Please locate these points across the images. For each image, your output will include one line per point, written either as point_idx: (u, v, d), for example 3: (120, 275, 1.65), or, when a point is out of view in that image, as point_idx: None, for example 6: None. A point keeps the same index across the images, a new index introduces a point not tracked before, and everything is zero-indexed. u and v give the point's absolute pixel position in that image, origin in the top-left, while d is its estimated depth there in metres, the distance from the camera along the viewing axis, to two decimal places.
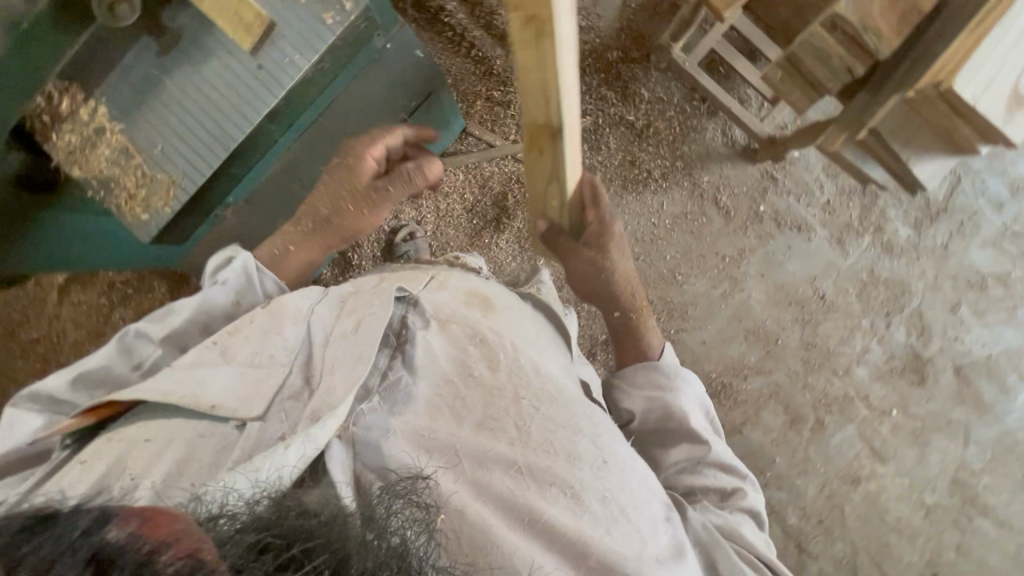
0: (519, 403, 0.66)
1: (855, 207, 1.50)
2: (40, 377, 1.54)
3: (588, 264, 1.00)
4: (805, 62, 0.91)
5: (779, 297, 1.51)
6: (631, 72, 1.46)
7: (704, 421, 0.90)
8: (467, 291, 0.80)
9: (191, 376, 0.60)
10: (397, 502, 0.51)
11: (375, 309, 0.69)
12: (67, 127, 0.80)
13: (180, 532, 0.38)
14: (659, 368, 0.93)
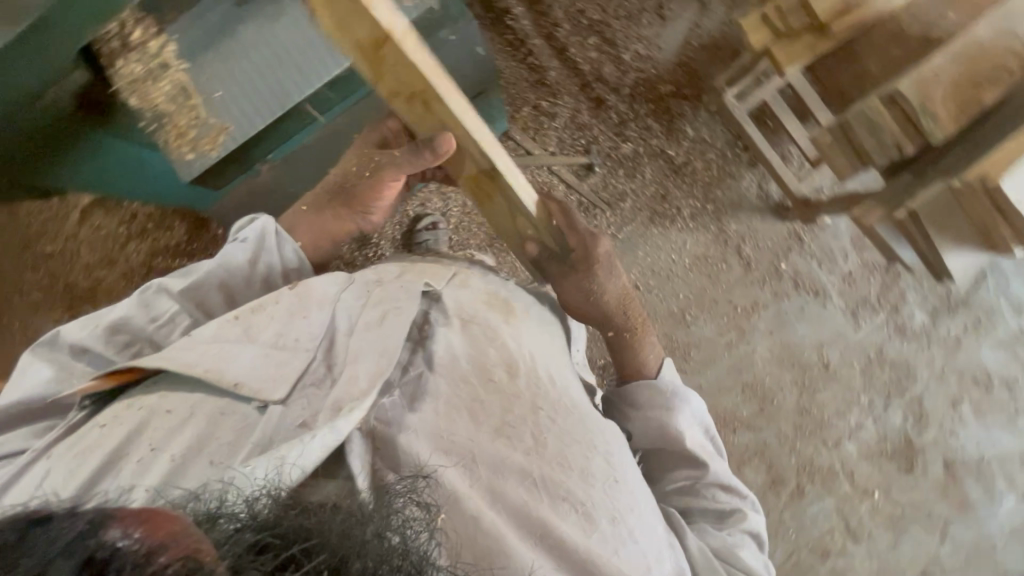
0: (537, 413, 0.66)
1: (875, 283, 1.49)
2: (45, 292, 1.56)
3: (577, 287, 0.92)
4: (856, 132, 0.89)
5: (783, 357, 1.50)
6: (680, 108, 1.47)
7: (702, 441, 0.90)
8: (489, 292, 0.79)
9: (217, 351, 0.62)
10: (406, 503, 0.50)
11: (406, 301, 0.71)
12: (133, 57, 0.68)
13: (177, 536, 0.36)
14: (659, 386, 0.92)
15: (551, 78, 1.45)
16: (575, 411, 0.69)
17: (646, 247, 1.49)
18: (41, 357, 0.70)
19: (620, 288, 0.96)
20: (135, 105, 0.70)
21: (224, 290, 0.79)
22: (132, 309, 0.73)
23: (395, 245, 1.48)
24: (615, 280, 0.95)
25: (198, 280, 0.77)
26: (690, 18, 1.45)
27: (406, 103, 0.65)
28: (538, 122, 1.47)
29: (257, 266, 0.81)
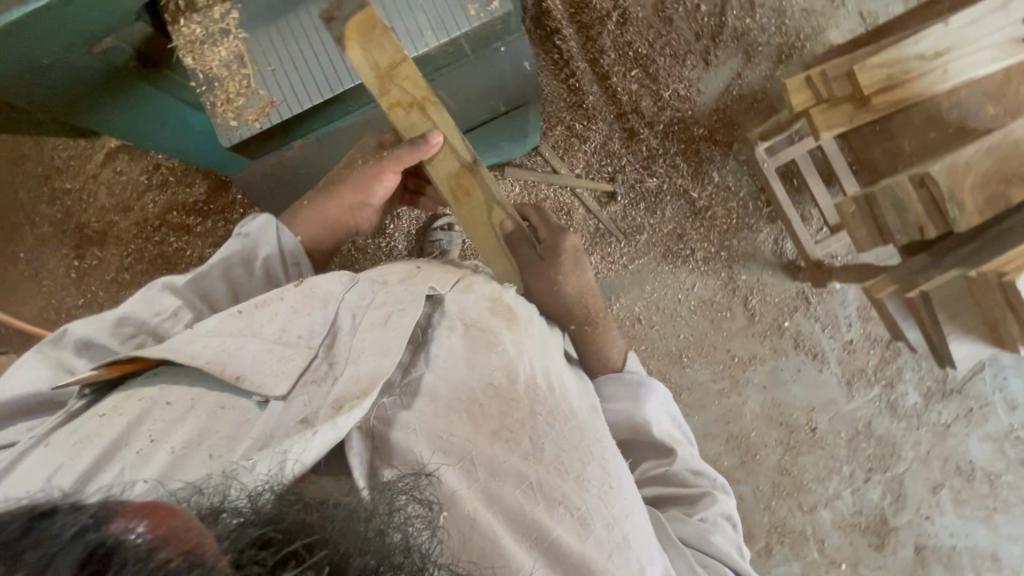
0: (536, 418, 0.64)
1: (874, 356, 1.49)
2: (55, 226, 1.57)
3: (542, 277, 0.84)
4: (880, 205, 0.89)
5: (772, 414, 1.50)
6: (710, 153, 1.48)
7: (669, 427, 0.84)
8: (493, 297, 0.74)
9: (220, 342, 0.59)
10: (405, 499, 0.48)
11: (408, 305, 0.67)
12: (193, 19, 0.71)
13: (180, 530, 0.34)
14: (622, 376, 0.86)
15: (589, 103, 1.47)
16: (575, 417, 0.67)
17: (656, 282, 1.50)
18: (41, 354, 0.63)
19: (583, 284, 0.88)
20: (192, 65, 0.71)
21: (225, 286, 0.74)
22: (133, 305, 0.68)
23: (408, 238, 1.50)
24: (579, 275, 0.87)
25: (199, 276, 0.72)
26: (734, 67, 1.47)
27: (407, 109, 0.75)
28: (569, 143, 1.48)
29: (258, 259, 0.77)
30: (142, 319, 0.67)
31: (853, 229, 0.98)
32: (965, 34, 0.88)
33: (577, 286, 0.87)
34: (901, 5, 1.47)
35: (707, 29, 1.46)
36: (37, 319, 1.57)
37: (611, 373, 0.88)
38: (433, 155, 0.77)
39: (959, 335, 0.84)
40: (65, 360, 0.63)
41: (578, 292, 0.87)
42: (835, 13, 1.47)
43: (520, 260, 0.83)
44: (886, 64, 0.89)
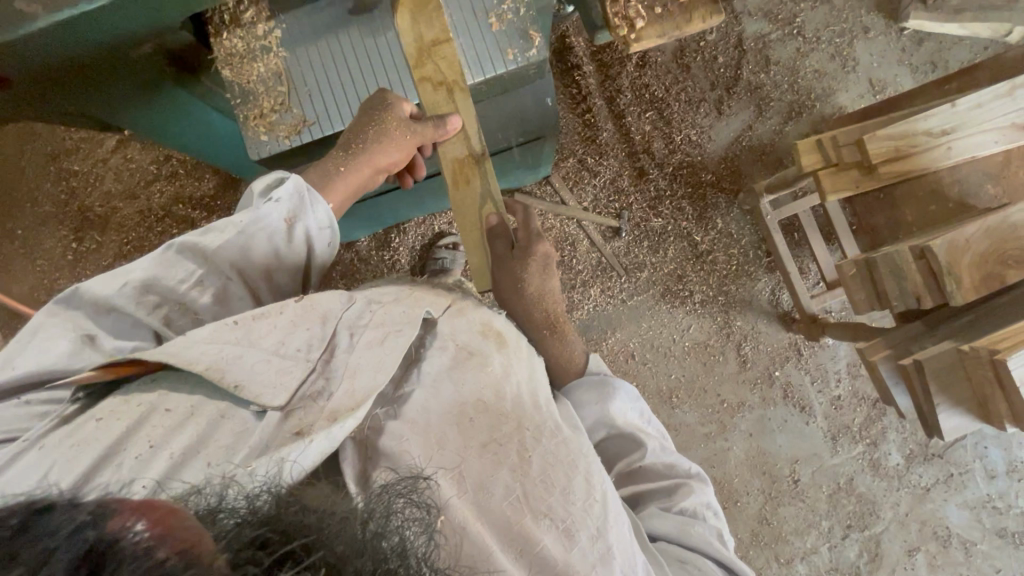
0: (522, 432, 0.63)
1: (860, 413, 1.50)
2: (56, 207, 1.55)
3: (510, 274, 0.82)
4: (881, 273, 0.92)
5: (756, 462, 1.50)
6: (715, 199, 1.52)
7: (635, 420, 0.81)
8: (483, 322, 0.73)
9: (219, 348, 0.56)
10: (397, 499, 0.47)
11: (405, 328, 0.65)
12: (238, 33, 0.71)
13: (178, 530, 0.34)
14: (585, 378, 0.83)
15: (602, 139, 1.50)
16: (560, 432, 0.66)
17: (653, 320, 1.51)
18: (56, 319, 0.59)
19: (544, 291, 0.86)
20: (229, 78, 0.72)
21: (257, 256, 0.65)
22: (152, 269, 0.60)
23: (412, 254, 1.51)
24: (544, 281, 0.85)
25: (228, 242, 0.62)
26: (745, 119, 1.52)
27: (434, 87, 0.74)
28: (579, 175, 1.50)
29: (294, 232, 0.68)
30: (165, 287, 0.61)
31: (851, 291, 1.00)
32: (970, 116, 0.93)
33: (536, 292, 0.85)
34: (909, 76, 1.52)
35: (723, 80, 1.51)
36: (27, 298, 1.55)
37: (576, 378, 0.85)
38: (444, 139, 0.76)
39: (947, 406, 0.86)
40: (82, 329, 0.59)
41: (537, 293, 0.85)
42: (847, 77, 1.52)
43: (495, 253, 0.80)
44: (894, 137, 0.93)
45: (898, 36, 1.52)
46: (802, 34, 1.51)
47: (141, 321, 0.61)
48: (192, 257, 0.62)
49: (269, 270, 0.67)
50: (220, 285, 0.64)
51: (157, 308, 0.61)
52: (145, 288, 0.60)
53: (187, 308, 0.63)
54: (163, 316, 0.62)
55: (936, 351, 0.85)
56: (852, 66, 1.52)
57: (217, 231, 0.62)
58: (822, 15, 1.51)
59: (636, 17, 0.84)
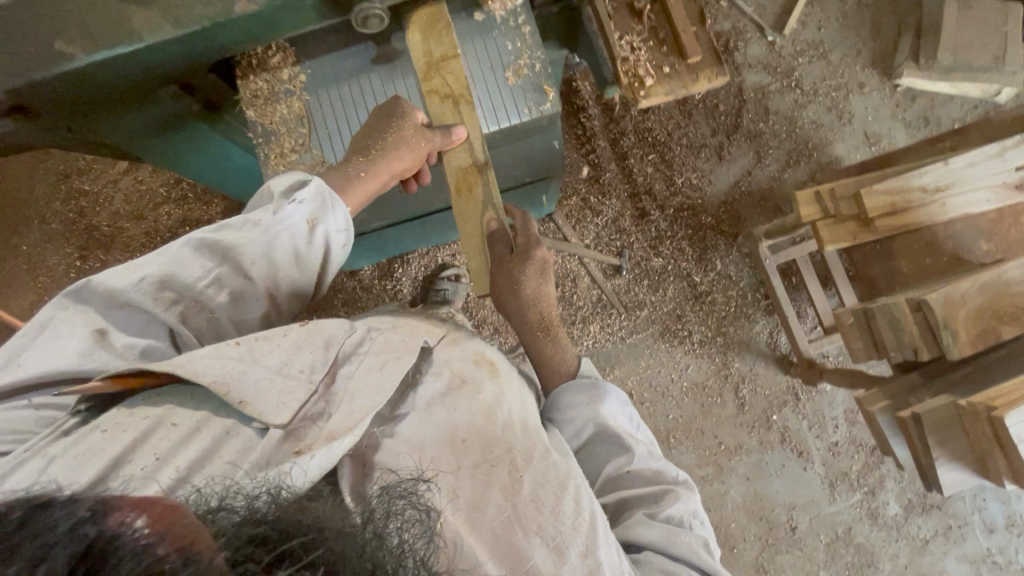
0: (512, 453, 0.62)
1: (858, 460, 1.49)
2: (63, 224, 1.57)
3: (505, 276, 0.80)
4: (878, 323, 0.93)
5: (754, 507, 1.49)
6: (715, 242, 1.54)
7: (623, 423, 0.79)
8: (476, 352, 0.73)
9: (224, 362, 0.55)
10: (403, 503, 0.47)
11: (406, 354, 0.66)
12: (264, 77, 0.75)
13: (177, 527, 0.35)
14: (575, 381, 0.81)
15: (606, 179, 1.54)
16: (551, 454, 0.65)
17: (652, 358, 1.52)
18: (65, 313, 0.57)
19: (540, 292, 0.85)
20: (253, 117, 0.75)
21: (276, 256, 0.64)
22: (167, 266, 0.59)
23: (414, 284, 1.52)
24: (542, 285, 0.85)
25: (247, 239, 0.62)
26: (744, 165, 1.56)
27: (442, 100, 0.74)
28: (582, 213, 1.53)
29: (315, 235, 0.67)
30: (182, 283, 0.60)
31: (850, 339, 1.01)
32: (963, 175, 0.96)
33: (534, 296, 0.84)
34: (903, 130, 1.58)
35: (723, 128, 1.56)
36: (26, 314, 1.55)
37: (566, 381, 0.83)
38: (451, 148, 0.76)
39: (946, 461, 0.86)
40: (92, 324, 0.57)
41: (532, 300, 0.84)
42: (843, 128, 1.57)
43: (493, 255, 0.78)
44: (889, 191, 0.95)
45: (891, 92, 1.57)
46: (800, 86, 1.56)
47: (155, 317, 0.60)
48: (211, 254, 0.61)
49: (286, 271, 0.65)
50: (236, 284, 0.62)
51: (173, 305, 0.60)
52: (165, 285, 0.59)
53: (202, 306, 0.61)
54: (178, 313, 0.60)
55: (934, 404, 0.85)
56: (847, 118, 1.57)
57: (234, 228, 0.62)
58: (818, 69, 1.57)
59: (645, 74, 0.88)
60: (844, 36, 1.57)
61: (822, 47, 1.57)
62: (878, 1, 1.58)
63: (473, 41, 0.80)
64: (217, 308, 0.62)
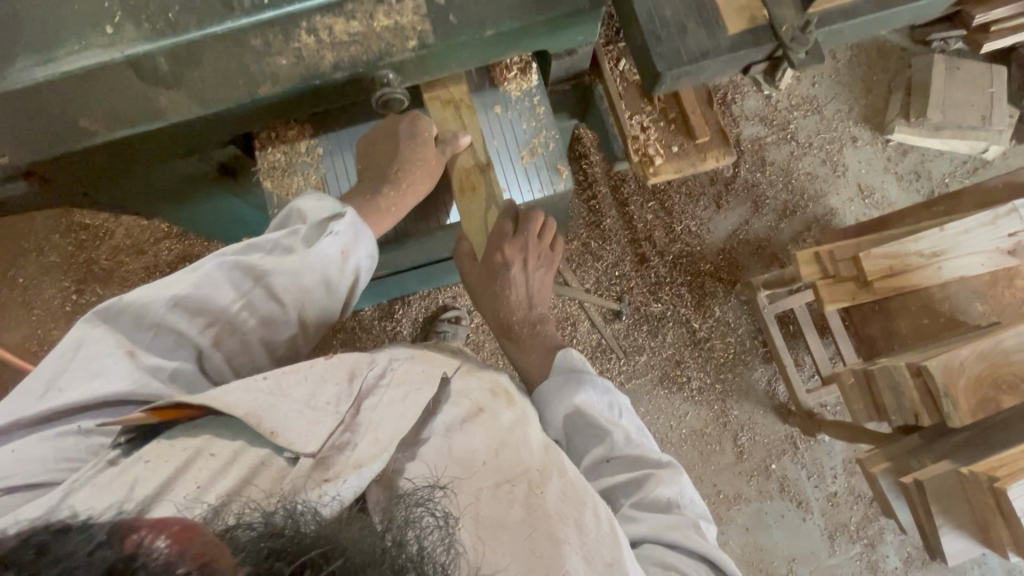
0: (530, 471, 0.60)
1: (857, 512, 1.48)
2: (60, 256, 1.56)
3: (489, 295, 0.83)
4: (879, 385, 0.94)
5: (753, 559, 1.47)
6: (714, 289, 1.56)
7: (606, 408, 0.76)
8: (493, 380, 0.70)
9: (254, 395, 0.56)
10: (426, 512, 0.50)
11: (426, 384, 0.64)
12: (282, 148, 0.76)
13: (196, 544, 0.37)
14: (555, 375, 0.79)
15: (606, 225, 1.56)
16: (569, 470, 0.62)
17: (651, 404, 1.53)
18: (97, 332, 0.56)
19: (532, 284, 0.86)
20: (269, 188, 0.76)
21: (309, 283, 0.64)
22: (201, 291, 0.58)
23: (414, 325, 1.52)
24: (522, 283, 0.83)
25: (282, 265, 0.61)
26: (742, 214, 1.59)
27: (442, 104, 0.77)
28: (582, 258, 1.55)
29: (346, 264, 0.67)
30: (216, 307, 0.59)
31: (851, 400, 1.02)
32: (958, 241, 0.99)
33: (523, 296, 0.85)
34: (896, 183, 1.62)
35: (721, 178, 1.59)
36: (18, 348, 1.53)
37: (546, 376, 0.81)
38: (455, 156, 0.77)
39: (949, 528, 0.86)
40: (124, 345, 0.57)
41: (522, 301, 0.85)
42: (837, 180, 1.61)
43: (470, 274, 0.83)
44: (888, 256, 0.97)
45: (883, 146, 1.62)
46: (795, 138, 1.61)
47: (185, 340, 0.59)
48: (244, 278, 0.60)
49: (315, 292, 0.65)
50: (266, 306, 0.62)
51: (207, 324, 0.60)
52: (199, 306, 0.58)
53: (233, 330, 0.62)
54: (210, 332, 0.60)
55: (937, 471, 0.85)
56: (842, 170, 1.61)
57: (265, 251, 0.61)
58: (813, 123, 1.62)
59: (654, 154, 0.90)
60: (838, 92, 1.63)
61: (817, 102, 1.62)
62: (869, 60, 1.64)
63: (493, 118, 0.82)
64: (250, 328, 0.63)
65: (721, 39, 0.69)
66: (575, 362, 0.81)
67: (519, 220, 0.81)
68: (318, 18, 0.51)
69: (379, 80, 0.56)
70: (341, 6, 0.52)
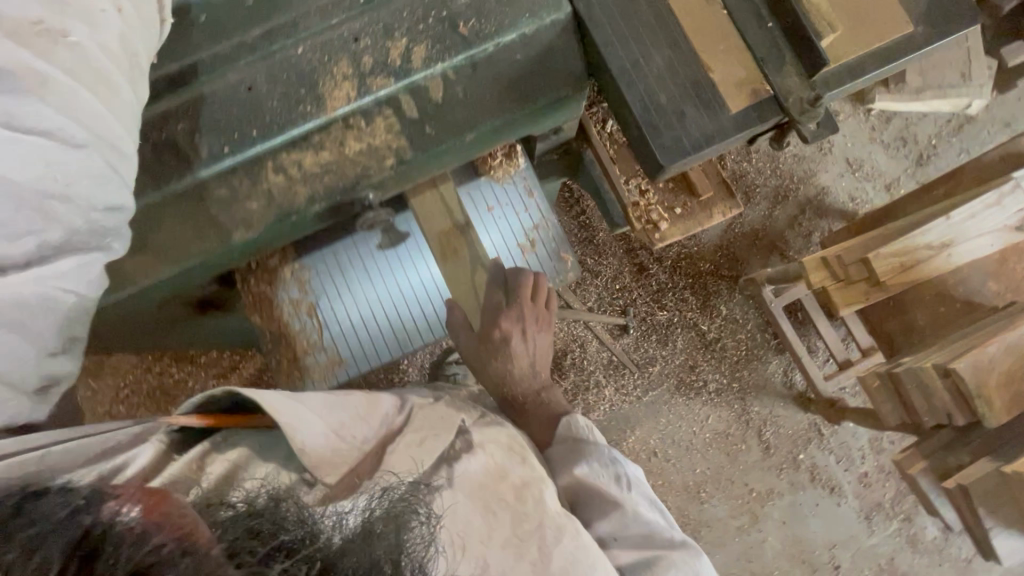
0: (543, 529, 0.62)
1: (891, 489, 1.48)
2: None
3: (482, 360, 0.83)
4: (907, 388, 0.92)
5: (794, 551, 1.47)
6: (717, 287, 1.53)
7: (618, 482, 0.72)
8: (509, 434, 0.72)
9: (298, 409, 0.60)
10: (407, 510, 0.53)
11: (436, 441, 0.67)
12: (268, 279, 0.87)
13: (174, 517, 0.40)
14: (567, 438, 0.77)
15: (600, 239, 1.51)
16: (583, 533, 0.63)
17: (671, 414, 1.51)
18: None
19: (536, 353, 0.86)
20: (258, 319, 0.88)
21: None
22: None
23: (422, 373, 1.48)
24: (524, 352, 0.84)
25: None
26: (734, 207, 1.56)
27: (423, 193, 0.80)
28: (581, 277, 1.51)
29: None
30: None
31: (879, 402, 1.00)
32: (966, 228, 0.95)
33: (526, 367, 0.86)
34: (884, 152, 1.59)
35: None
36: None
37: (557, 438, 0.78)
38: None
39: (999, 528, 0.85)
40: None
41: (527, 373, 0.86)
42: (824, 157, 1.58)
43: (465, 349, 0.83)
44: (898, 253, 0.95)
45: (866, 116, 1.59)
46: None
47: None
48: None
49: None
50: (45, 50, 0.44)
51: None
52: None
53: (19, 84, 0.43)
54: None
55: (979, 474, 0.84)
56: (827, 147, 1.58)
57: None
58: None
59: (658, 221, 0.96)
60: None
61: None
62: None
63: (488, 213, 0.88)
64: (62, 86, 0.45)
65: (724, 121, 0.61)
66: (589, 429, 0.77)
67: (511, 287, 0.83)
68: (286, 156, 0.60)
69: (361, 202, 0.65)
70: (306, 141, 0.59)
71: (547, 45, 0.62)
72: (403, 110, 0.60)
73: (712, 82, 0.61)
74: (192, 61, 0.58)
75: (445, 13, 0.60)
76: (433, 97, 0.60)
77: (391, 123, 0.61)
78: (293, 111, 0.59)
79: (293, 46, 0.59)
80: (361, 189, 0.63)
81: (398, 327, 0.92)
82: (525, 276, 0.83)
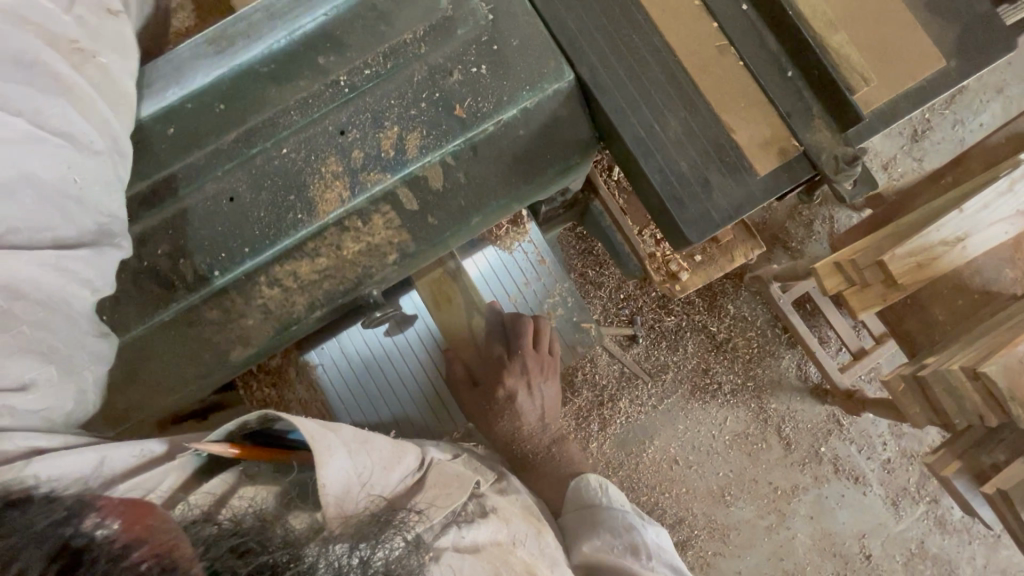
0: None
1: (915, 472, 1.48)
2: None
3: (493, 419, 0.92)
4: (933, 389, 0.90)
5: (824, 545, 1.46)
6: (722, 285, 1.50)
7: (634, 547, 0.73)
8: (523, 504, 0.75)
9: (326, 437, 0.54)
10: (397, 535, 0.50)
11: (445, 495, 0.62)
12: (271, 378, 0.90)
13: (157, 533, 0.38)
14: (584, 502, 0.81)
15: (599, 249, 1.45)
16: None
17: (688, 420, 1.49)
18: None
19: (542, 407, 0.97)
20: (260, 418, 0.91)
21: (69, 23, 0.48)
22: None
23: None
24: (529, 405, 0.95)
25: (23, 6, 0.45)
26: None
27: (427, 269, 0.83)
28: (584, 291, 1.46)
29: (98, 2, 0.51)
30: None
31: (905, 404, 0.98)
32: (979, 218, 0.93)
33: (534, 420, 0.96)
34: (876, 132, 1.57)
35: None
36: None
37: (574, 505, 0.82)
38: None
39: None
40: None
41: (536, 427, 0.96)
42: None
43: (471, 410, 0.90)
44: (913, 252, 0.92)
45: None
46: None
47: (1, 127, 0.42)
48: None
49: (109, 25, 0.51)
50: (76, 65, 0.48)
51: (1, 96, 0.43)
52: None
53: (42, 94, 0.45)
54: (17, 108, 0.43)
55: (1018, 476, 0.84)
56: None
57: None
58: None
59: (679, 270, 0.97)
60: None
61: None
62: None
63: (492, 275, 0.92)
64: (86, 100, 0.47)
65: (742, 178, 0.61)
66: (607, 492, 0.82)
67: (513, 338, 0.90)
68: (278, 268, 0.59)
69: (365, 297, 0.67)
70: (300, 251, 0.59)
71: (550, 115, 0.61)
72: (402, 204, 0.60)
73: (736, 144, 0.61)
74: (168, 174, 0.57)
75: (438, 94, 0.59)
76: (433, 186, 0.60)
77: (390, 218, 0.60)
78: (284, 220, 0.58)
79: (274, 146, 0.58)
80: (365, 287, 0.63)
81: (406, 382, 0.91)
82: (523, 326, 0.89)
